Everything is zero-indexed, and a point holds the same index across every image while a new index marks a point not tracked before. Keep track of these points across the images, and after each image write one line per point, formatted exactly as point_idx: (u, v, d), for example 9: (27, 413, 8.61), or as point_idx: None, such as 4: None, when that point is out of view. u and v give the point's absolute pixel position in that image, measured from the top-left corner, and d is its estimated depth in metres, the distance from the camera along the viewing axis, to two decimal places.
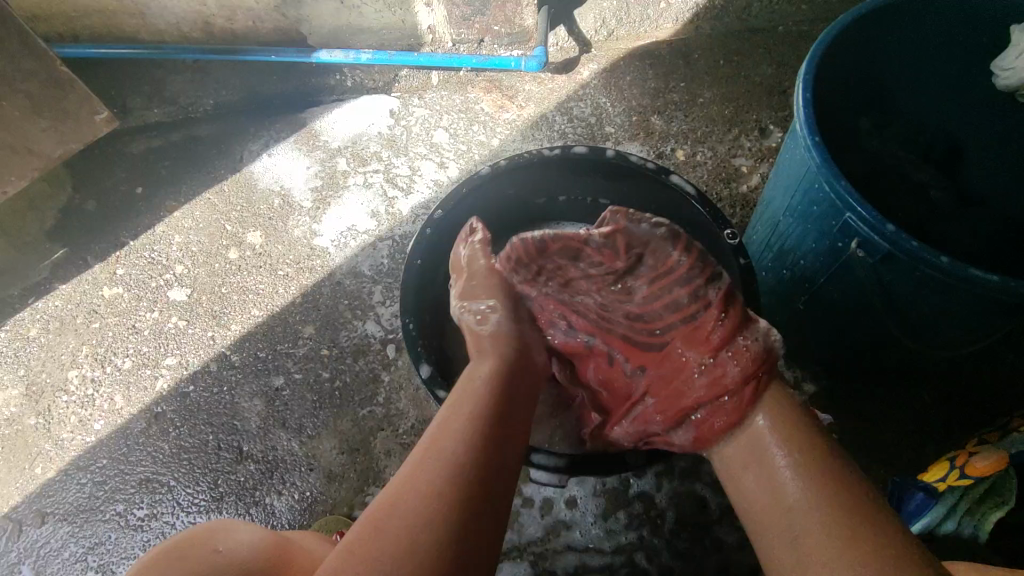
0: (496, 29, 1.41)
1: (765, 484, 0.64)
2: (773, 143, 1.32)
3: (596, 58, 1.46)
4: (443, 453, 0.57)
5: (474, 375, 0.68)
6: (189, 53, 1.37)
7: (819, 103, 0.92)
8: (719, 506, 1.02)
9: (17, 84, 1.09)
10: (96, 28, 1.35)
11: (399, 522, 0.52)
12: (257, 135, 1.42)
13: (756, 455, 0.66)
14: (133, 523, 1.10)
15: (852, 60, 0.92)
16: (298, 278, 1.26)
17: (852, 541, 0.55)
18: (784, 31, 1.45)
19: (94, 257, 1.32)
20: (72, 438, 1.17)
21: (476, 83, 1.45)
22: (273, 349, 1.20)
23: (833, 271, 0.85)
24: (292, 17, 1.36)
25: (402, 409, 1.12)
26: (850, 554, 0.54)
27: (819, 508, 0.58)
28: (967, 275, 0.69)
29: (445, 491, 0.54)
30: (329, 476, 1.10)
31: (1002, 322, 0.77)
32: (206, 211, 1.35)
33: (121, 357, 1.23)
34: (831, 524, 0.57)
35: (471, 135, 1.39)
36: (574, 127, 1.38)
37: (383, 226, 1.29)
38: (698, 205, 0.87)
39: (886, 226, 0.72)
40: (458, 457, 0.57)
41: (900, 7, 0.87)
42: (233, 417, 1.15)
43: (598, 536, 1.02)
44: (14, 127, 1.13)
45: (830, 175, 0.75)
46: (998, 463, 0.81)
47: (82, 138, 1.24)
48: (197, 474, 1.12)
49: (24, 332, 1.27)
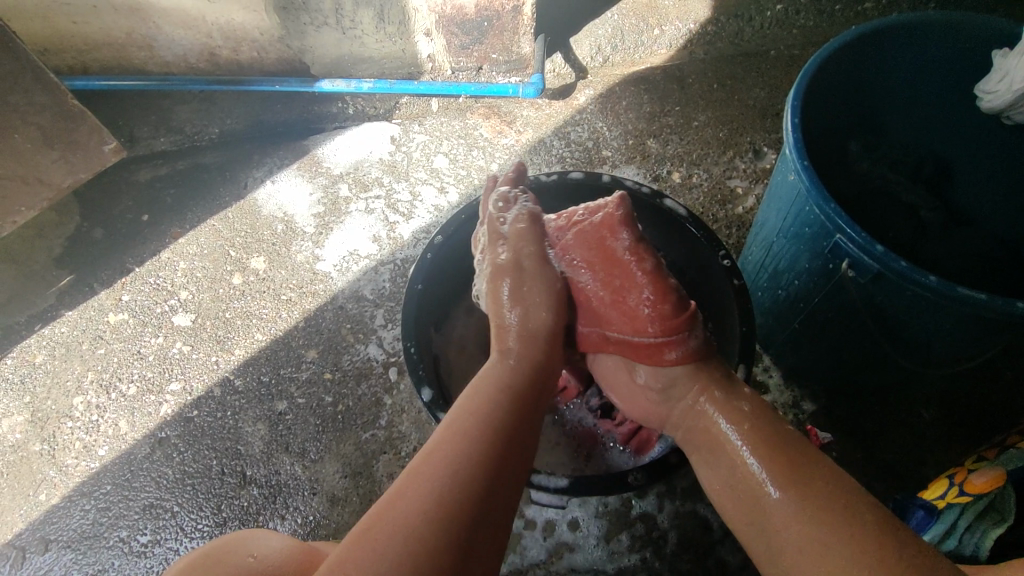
0: (495, 57, 1.45)
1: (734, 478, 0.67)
2: (767, 164, 1.35)
3: (593, 83, 1.50)
4: (465, 438, 0.60)
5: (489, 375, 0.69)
6: (195, 84, 1.40)
7: (811, 128, 0.95)
8: (721, 526, 1.03)
9: (29, 117, 1.12)
10: (105, 60, 1.39)
11: (398, 518, 0.54)
12: (261, 162, 1.45)
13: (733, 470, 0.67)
14: (136, 549, 1.10)
15: (838, 84, 0.94)
16: (301, 302, 1.28)
17: (823, 525, 0.58)
18: (775, 55, 1.48)
19: (101, 284, 1.34)
20: (77, 464, 1.18)
21: (476, 109, 1.48)
22: (276, 373, 1.21)
23: (826, 291, 0.87)
24: (296, 48, 1.39)
25: (404, 432, 1.13)
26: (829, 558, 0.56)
27: (791, 505, 0.61)
28: (956, 293, 0.70)
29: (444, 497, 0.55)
30: (331, 500, 1.10)
31: (992, 340, 0.78)
32: (210, 237, 1.37)
33: (126, 383, 1.24)
34: (812, 521, 0.59)
35: (471, 160, 1.42)
36: (571, 151, 1.41)
37: (385, 250, 1.32)
38: (693, 226, 0.89)
39: (875, 247, 0.73)
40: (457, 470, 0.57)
41: (883, 37, 0.91)
42: (236, 441, 1.16)
43: (600, 557, 1.02)
44: (26, 158, 1.16)
45: (819, 199, 0.77)
46: (996, 480, 0.82)
47: (92, 167, 1.27)
48: (200, 499, 1.13)
49: (30, 359, 1.28)
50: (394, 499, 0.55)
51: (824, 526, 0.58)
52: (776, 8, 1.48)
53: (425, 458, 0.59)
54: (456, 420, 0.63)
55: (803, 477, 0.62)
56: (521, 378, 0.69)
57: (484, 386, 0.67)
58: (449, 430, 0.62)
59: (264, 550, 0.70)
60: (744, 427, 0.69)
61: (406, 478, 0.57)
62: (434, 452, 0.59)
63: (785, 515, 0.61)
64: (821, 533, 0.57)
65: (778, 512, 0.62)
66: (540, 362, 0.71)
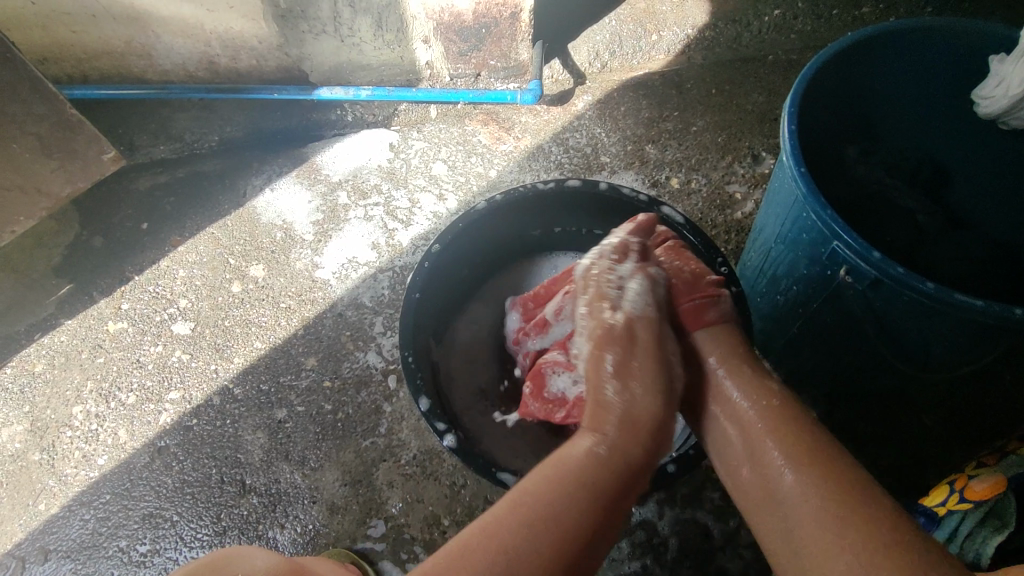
0: (493, 64, 1.45)
1: (752, 469, 0.65)
2: (766, 169, 1.35)
3: (591, 89, 1.50)
4: (563, 486, 0.58)
5: (573, 453, 0.61)
6: (193, 92, 1.41)
7: (808, 134, 0.95)
8: (722, 533, 1.02)
9: (27, 127, 1.12)
10: (103, 69, 1.39)
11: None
12: (260, 169, 1.45)
13: (755, 451, 0.66)
14: (136, 559, 1.10)
15: (834, 91, 0.94)
16: (300, 310, 1.28)
17: (833, 510, 0.56)
18: (772, 60, 1.49)
19: (100, 292, 1.34)
20: (76, 473, 1.17)
21: (474, 115, 1.48)
22: (275, 381, 1.21)
23: (824, 297, 0.87)
24: (294, 55, 1.39)
25: (404, 440, 1.13)
26: (832, 538, 0.55)
27: (805, 490, 0.59)
28: (953, 299, 0.70)
29: None
30: (331, 508, 1.10)
31: (992, 346, 0.78)
32: (210, 245, 1.37)
33: (125, 391, 1.24)
34: (819, 500, 0.58)
35: (470, 166, 1.42)
36: (570, 157, 1.41)
37: (384, 257, 1.32)
38: (691, 234, 0.89)
39: (872, 253, 0.73)
40: (551, 541, 0.55)
41: (877, 44, 0.91)
42: (235, 450, 1.16)
43: (601, 565, 1.02)
44: (24, 169, 1.17)
45: (816, 206, 0.77)
46: (996, 486, 0.82)
47: (90, 176, 1.28)
48: (200, 508, 1.12)
49: (29, 368, 1.28)
50: (475, 548, 0.54)
51: (841, 511, 0.56)
52: (774, 13, 1.48)
53: (511, 517, 0.56)
54: (566, 475, 0.59)
55: (821, 458, 0.61)
56: (609, 462, 0.61)
57: (572, 459, 0.61)
58: (551, 494, 0.57)
59: (256, 563, 0.70)
60: (766, 403, 0.69)
61: (484, 536, 0.55)
62: (526, 510, 0.56)
63: (804, 503, 0.59)
64: (829, 518, 0.56)
65: (787, 494, 0.60)
66: (640, 445, 0.63)
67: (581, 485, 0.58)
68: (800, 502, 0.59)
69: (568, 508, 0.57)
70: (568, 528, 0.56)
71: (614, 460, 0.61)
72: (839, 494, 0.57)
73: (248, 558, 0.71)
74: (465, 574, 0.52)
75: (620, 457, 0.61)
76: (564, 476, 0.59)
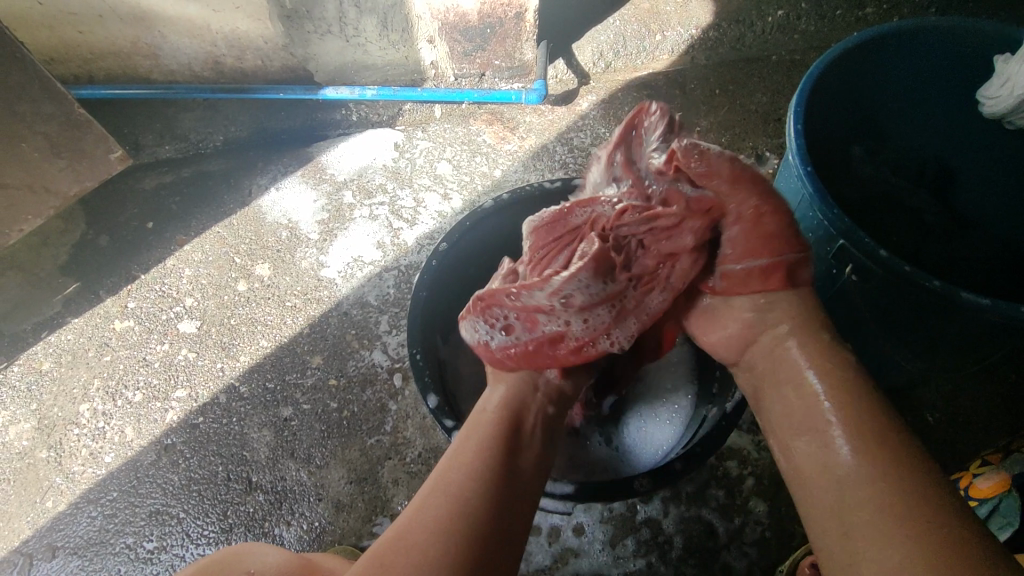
0: (497, 64, 1.46)
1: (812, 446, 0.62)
2: (770, 169, 1.35)
3: (595, 89, 1.50)
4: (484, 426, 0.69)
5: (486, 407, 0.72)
6: (200, 92, 1.42)
7: (814, 133, 0.95)
8: (727, 531, 1.03)
9: (36, 126, 1.13)
10: (109, 69, 1.40)
11: (425, 515, 0.58)
12: (266, 169, 1.46)
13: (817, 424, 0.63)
14: (142, 555, 1.10)
15: (839, 91, 0.95)
16: (305, 308, 1.28)
17: (893, 496, 0.53)
18: (776, 61, 1.49)
19: (106, 291, 1.34)
20: (83, 471, 1.18)
21: (478, 115, 1.49)
22: (281, 379, 1.21)
23: (830, 295, 0.87)
24: (300, 55, 1.39)
25: (409, 438, 1.13)
26: (893, 532, 0.51)
27: (868, 475, 0.56)
28: (960, 298, 0.70)
29: (472, 505, 0.59)
30: (337, 506, 1.10)
31: (998, 345, 0.78)
32: (216, 244, 1.38)
33: (131, 390, 1.24)
34: (878, 485, 0.54)
35: (474, 166, 1.43)
36: (574, 157, 1.41)
37: (389, 256, 1.32)
38: None
39: (878, 251, 0.73)
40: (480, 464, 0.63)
41: (882, 44, 0.92)
42: (241, 448, 1.16)
43: (606, 563, 1.02)
44: (32, 167, 1.17)
45: (822, 204, 0.77)
46: (999, 486, 0.83)
47: (98, 175, 1.28)
48: (206, 505, 1.13)
49: (36, 366, 1.28)
50: (425, 495, 0.60)
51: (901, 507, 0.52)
52: (777, 14, 1.48)
53: (447, 466, 0.63)
54: (478, 423, 0.70)
55: (891, 451, 0.57)
56: (514, 399, 0.73)
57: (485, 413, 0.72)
58: (470, 431, 0.69)
59: (264, 562, 0.71)
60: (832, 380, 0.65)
61: (432, 485, 0.61)
62: (458, 452, 0.65)
63: (863, 488, 0.55)
64: (889, 505, 0.53)
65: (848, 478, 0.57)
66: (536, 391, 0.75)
67: (489, 424, 0.69)
68: (864, 487, 0.55)
69: (488, 439, 0.67)
70: (491, 449, 0.65)
71: (518, 396, 0.74)
72: (902, 486, 0.54)
73: (256, 556, 0.72)
74: (421, 515, 0.58)
75: (522, 394, 0.74)
76: (480, 424, 0.69)
